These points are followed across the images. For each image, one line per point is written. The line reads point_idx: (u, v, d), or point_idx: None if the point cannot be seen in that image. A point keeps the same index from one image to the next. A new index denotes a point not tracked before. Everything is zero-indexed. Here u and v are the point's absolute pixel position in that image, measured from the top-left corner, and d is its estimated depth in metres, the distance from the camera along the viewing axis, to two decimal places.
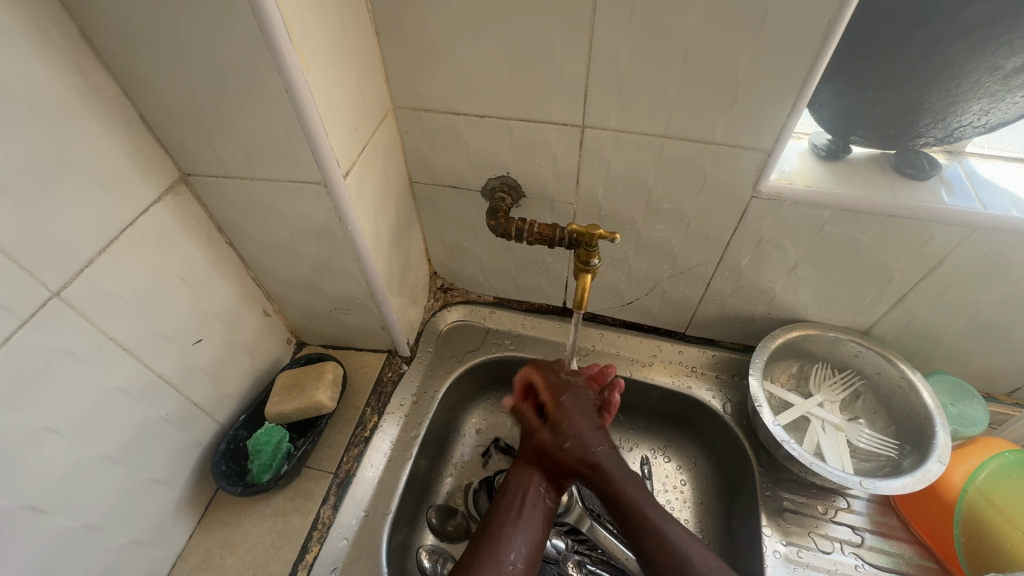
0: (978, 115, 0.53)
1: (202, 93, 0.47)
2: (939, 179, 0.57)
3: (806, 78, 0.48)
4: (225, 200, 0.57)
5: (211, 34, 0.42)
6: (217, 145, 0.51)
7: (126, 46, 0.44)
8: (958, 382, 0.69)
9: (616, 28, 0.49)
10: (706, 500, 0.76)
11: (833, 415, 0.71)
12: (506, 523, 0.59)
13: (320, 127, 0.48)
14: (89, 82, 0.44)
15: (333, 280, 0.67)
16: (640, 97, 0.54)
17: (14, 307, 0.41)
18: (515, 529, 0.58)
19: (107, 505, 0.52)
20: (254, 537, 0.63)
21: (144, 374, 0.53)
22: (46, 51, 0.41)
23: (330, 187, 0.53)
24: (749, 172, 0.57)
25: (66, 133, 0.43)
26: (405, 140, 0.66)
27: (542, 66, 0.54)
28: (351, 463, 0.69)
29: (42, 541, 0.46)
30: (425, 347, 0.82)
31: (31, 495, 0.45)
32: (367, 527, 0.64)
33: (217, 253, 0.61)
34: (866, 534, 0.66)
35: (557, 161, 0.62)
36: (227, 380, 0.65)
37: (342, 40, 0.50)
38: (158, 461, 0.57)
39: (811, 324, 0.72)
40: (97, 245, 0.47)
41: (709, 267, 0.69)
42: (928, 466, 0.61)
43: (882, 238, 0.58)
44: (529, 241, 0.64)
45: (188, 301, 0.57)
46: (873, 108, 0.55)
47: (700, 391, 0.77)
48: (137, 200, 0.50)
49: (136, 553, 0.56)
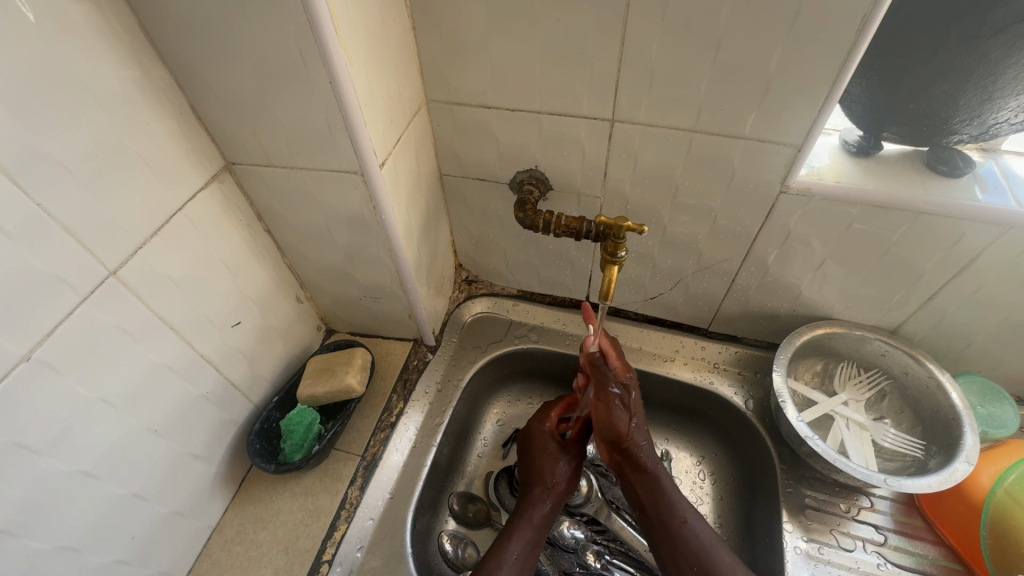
0: (1015, 112, 0.53)
1: (247, 85, 0.49)
2: (972, 177, 0.57)
3: (838, 75, 0.49)
4: (266, 189, 0.60)
5: (262, 29, 0.44)
6: (260, 134, 0.54)
7: (180, 39, 0.46)
8: (988, 383, 0.68)
9: (648, 23, 0.50)
10: (727, 498, 0.77)
11: (857, 414, 0.70)
12: (508, 555, 0.58)
13: (359, 119, 0.50)
14: (146, 72, 0.47)
15: (364, 268, 0.69)
16: (672, 90, 0.54)
17: (74, 284, 0.44)
18: (514, 566, 0.57)
19: (152, 477, 0.55)
20: (285, 514, 0.66)
21: (187, 352, 0.56)
22: (109, 43, 0.43)
23: (366, 177, 0.55)
24: (778, 167, 0.57)
25: (123, 121, 0.46)
26: (436, 133, 0.68)
27: (574, 60, 0.55)
28: (378, 446, 0.71)
29: (92, 506, 0.49)
30: (449, 337, 0.84)
31: (85, 463, 0.47)
32: (392, 508, 0.66)
33: (256, 240, 0.64)
34: (889, 533, 0.66)
35: (586, 155, 0.63)
36: (262, 363, 0.68)
37: (381, 34, 0.51)
38: (198, 437, 0.60)
39: (838, 322, 0.72)
40: (148, 229, 0.50)
41: (735, 262, 0.69)
42: (955, 466, 0.61)
43: (913, 236, 0.58)
44: (556, 233, 0.66)
45: (228, 285, 0.60)
46: (906, 105, 0.55)
47: (722, 387, 0.77)
48: (185, 185, 0.53)
49: (178, 524, 0.59)
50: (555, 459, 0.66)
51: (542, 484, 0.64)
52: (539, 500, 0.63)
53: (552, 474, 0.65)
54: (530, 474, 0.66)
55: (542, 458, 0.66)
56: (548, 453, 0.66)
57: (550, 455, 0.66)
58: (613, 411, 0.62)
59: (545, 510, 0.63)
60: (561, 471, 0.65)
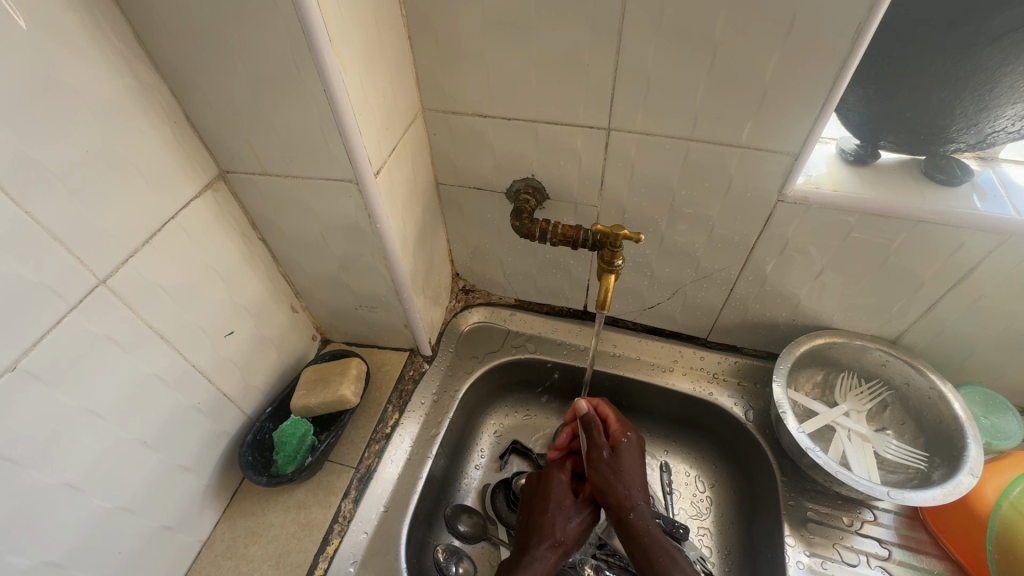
0: (1012, 120, 0.53)
1: (242, 94, 0.49)
2: (971, 185, 0.56)
3: (834, 84, 0.48)
4: (260, 197, 0.60)
5: (256, 38, 0.44)
6: (255, 143, 0.53)
7: (174, 49, 0.46)
8: (990, 394, 0.67)
9: (643, 32, 0.50)
10: (728, 513, 0.75)
11: (859, 425, 0.69)
12: None
13: (353, 127, 0.50)
14: (139, 81, 0.47)
15: (359, 277, 0.68)
16: (668, 98, 0.54)
17: (63, 292, 0.43)
18: None
19: (140, 490, 0.54)
20: (277, 528, 0.64)
21: (178, 363, 0.55)
22: (101, 51, 0.43)
23: (361, 186, 0.54)
24: (775, 176, 0.57)
25: (115, 130, 0.45)
26: (433, 143, 0.68)
27: (570, 69, 0.55)
28: (372, 458, 0.70)
29: (77, 521, 0.48)
30: (446, 347, 0.83)
31: (71, 476, 0.47)
32: (386, 521, 0.65)
33: (250, 248, 0.63)
34: (893, 548, 0.64)
35: (582, 164, 0.63)
36: (255, 373, 0.67)
37: (377, 43, 0.51)
38: (189, 450, 0.59)
39: (837, 331, 0.71)
40: (141, 237, 0.49)
41: (733, 271, 0.69)
42: (959, 478, 0.60)
43: (911, 245, 0.58)
44: (553, 242, 0.65)
45: (221, 294, 0.59)
46: (903, 113, 0.55)
47: (721, 398, 0.76)
48: (179, 194, 0.53)
49: (166, 538, 0.58)
50: (562, 514, 0.63)
51: (547, 537, 0.61)
52: (541, 552, 0.60)
53: (558, 528, 0.62)
54: (535, 520, 0.63)
55: (552, 509, 0.64)
56: (557, 504, 0.64)
57: (559, 508, 0.64)
58: (613, 476, 0.63)
59: (547, 565, 0.60)
60: (568, 528, 0.63)
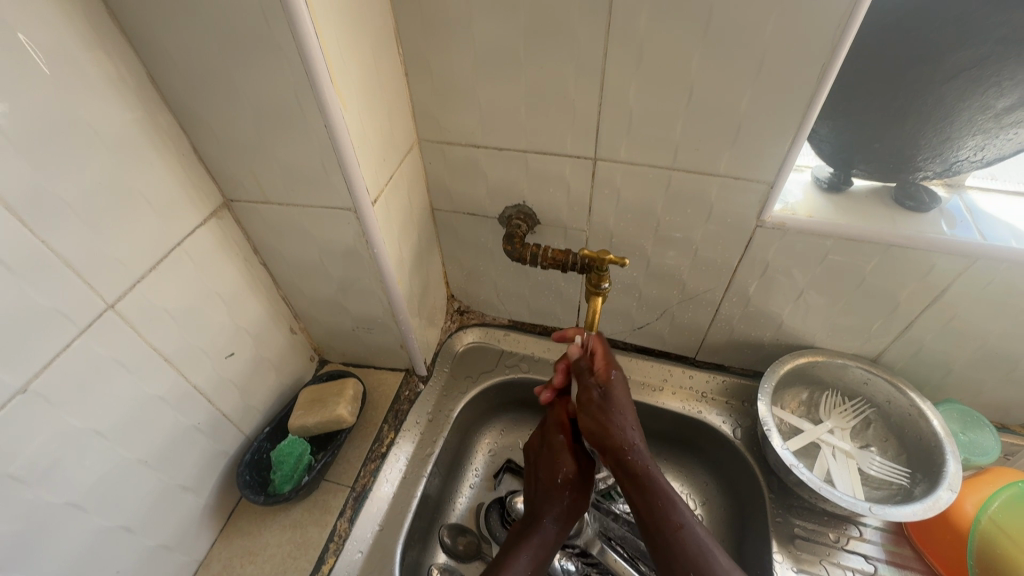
0: (973, 151, 0.56)
1: (247, 128, 0.52)
2: (939, 211, 0.60)
3: (804, 117, 0.52)
4: (262, 224, 0.62)
5: (262, 78, 0.47)
6: (258, 173, 0.56)
7: (185, 86, 0.50)
8: (969, 410, 0.69)
9: (624, 70, 0.53)
10: (718, 530, 0.76)
11: (843, 443, 0.71)
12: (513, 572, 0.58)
13: (352, 158, 0.52)
14: (150, 116, 0.50)
15: (356, 299, 0.70)
16: (649, 131, 0.57)
17: (73, 317, 0.46)
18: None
19: (139, 509, 0.55)
20: (273, 548, 0.65)
21: (180, 383, 0.57)
22: (116, 90, 0.46)
23: (359, 213, 0.57)
24: (753, 204, 0.60)
25: (126, 162, 0.48)
26: (428, 171, 0.71)
27: (557, 103, 0.58)
28: (367, 477, 0.71)
29: (77, 538, 0.49)
30: (441, 367, 0.85)
31: (73, 494, 0.48)
32: (381, 540, 0.65)
33: (251, 273, 0.66)
34: (880, 564, 0.65)
35: (570, 191, 0.66)
36: (254, 394, 0.69)
37: (375, 80, 0.55)
38: (188, 469, 0.60)
39: (819, 350, 0.73)
40: (148, 262, 0.51)
41: (717, 292, 0.71)
42: (939, 493, 0.62)
43: (884, 268, 0.61)
44: (543, 265, 0.68)
45: (223, 316, 0.62)
46: (871, 144, 0.58)
47: (710, 416, 0.78)
48: (185, 221, 0.55)
49: (164, 557, 0.59)
50: (562, 464, 0.66)
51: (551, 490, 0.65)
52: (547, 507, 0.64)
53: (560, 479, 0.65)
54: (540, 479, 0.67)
55: (551, 462, 0.66)
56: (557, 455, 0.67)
57: (557, 460, 0.66)
58: (599, 417, 0.62)
59: (556, 517, 0.63)
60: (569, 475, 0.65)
